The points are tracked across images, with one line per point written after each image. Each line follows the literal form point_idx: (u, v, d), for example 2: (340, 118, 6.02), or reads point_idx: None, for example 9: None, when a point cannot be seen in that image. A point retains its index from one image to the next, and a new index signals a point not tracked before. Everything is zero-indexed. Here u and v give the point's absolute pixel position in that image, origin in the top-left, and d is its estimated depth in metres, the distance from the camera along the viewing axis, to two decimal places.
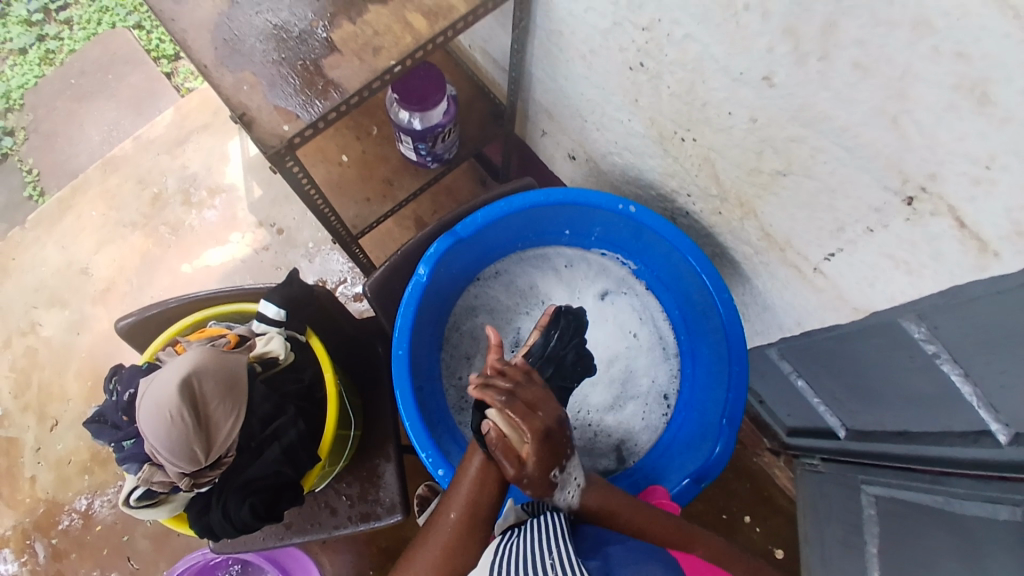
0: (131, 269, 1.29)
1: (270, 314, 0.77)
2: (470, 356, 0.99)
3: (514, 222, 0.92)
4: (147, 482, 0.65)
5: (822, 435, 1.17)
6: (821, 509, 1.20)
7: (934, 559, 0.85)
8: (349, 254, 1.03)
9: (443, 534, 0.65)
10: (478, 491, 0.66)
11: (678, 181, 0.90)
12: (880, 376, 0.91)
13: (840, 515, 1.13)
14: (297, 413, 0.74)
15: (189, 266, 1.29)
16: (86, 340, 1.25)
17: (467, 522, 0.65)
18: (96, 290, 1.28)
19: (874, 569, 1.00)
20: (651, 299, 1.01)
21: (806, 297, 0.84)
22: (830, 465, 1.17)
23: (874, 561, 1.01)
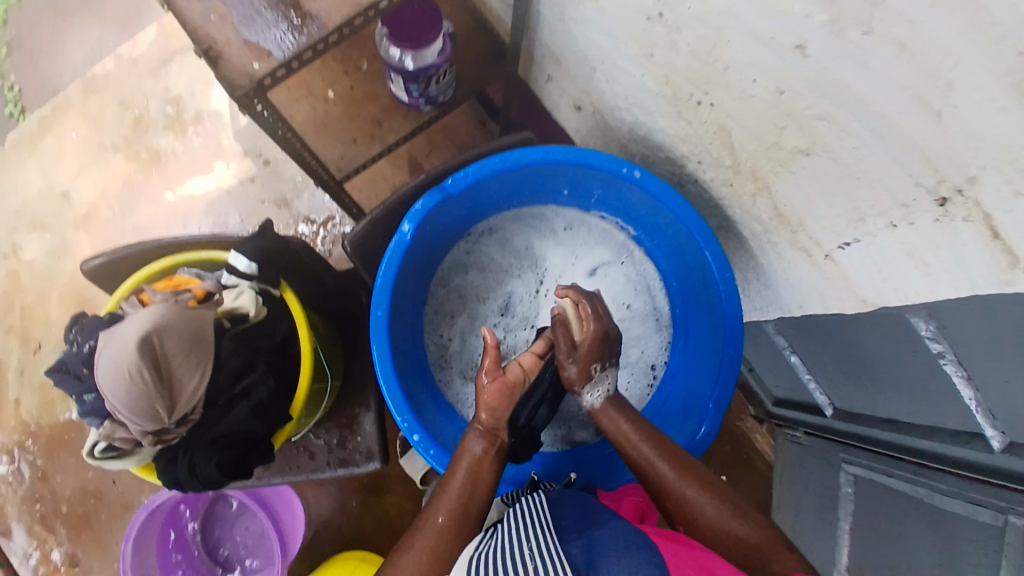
0: (113, 195, 1.24)
1: (240, 266, 0.73)
2: (455, 313, 0.97)
3: (509, 179, 0.86)
4: (108, 438, 0.63)
5: (807, 409, 1.15)
6: (797, 479, 1.20)
7: (911, 549, 0.87)
8: (322, 187, 0.96)
9: (435, 524, 0.62)
10: (469, 494, 0.66)
11: (690, 147, 0.83)
12: (878, 366, 0.88)
13: (815, 487, 1.14)
14: (268, 371, 0.72)
15: (172, 194, 1.24)
16: (69, 266, 1.22)
17: (455, 523, 0.63)
18: (77, 215, 1.24)
19: (843, 545, 1.02)
20: (645, 268, 0.97)
21: (811, 282, 0.79)
22: (811, 439, 1.15)
23: (845, 537, 1.02)
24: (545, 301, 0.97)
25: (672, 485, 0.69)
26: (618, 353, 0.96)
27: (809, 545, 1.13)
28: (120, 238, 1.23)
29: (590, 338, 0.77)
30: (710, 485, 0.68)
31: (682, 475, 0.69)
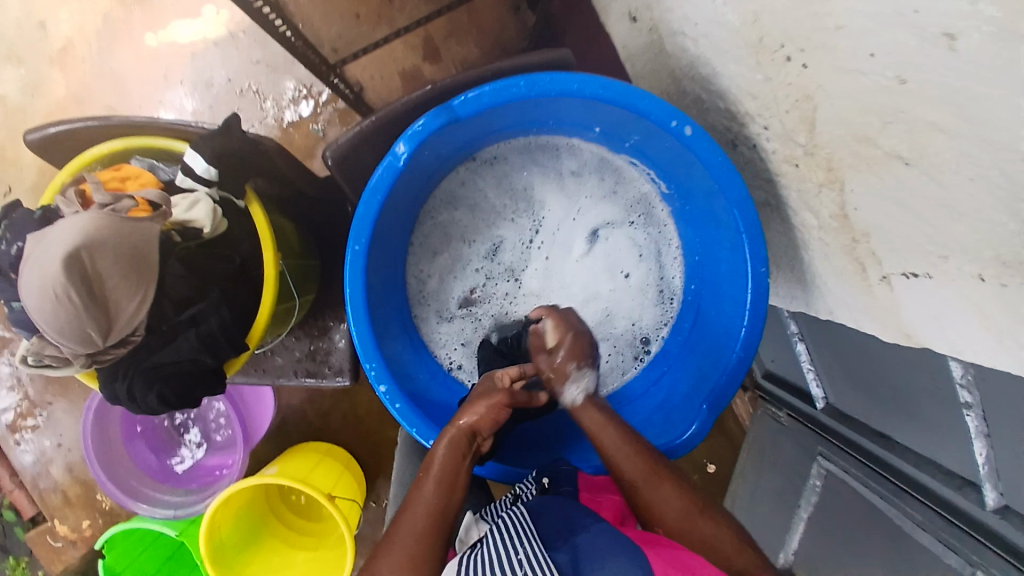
0: (92, 29, 1.07)
1: (197, 169, 0.62)
2: (438, 252, 0.88)
3: (528, 108, 0.72)
4: (38, 353, 0.56)
5: (799, 393, 1.09)
6: (766, 453, 1.18)
7: (866, 564, 0.86)
8: (307, 64, 0.82)
9: (411, 529, 0.60)
10: (444, 498, 0.63)
11: (759, 107, 0.68)
12: (891, 386, 0.81)
13: (782, 467, 1.11)
14: (222, 299, 0.64)
15: (153, 38, 1.07)
16: (41, 107, 1.08)
17: (433, 529, 0.60)
18: (53, 50, 1.07)
19: (797, 532, 1.02)
20: (661, 230, 0.86)
21: (856, 296, 0.69)
22: (792, 422, 1.10)
23: (801, 524, 1.02)
24: (535, 254, 0.88)
25: (638, 476, 0.66)
26: (606, 323, 0.88)
27: (763, 519, 1.13)
28: (94, 81, 1.07)
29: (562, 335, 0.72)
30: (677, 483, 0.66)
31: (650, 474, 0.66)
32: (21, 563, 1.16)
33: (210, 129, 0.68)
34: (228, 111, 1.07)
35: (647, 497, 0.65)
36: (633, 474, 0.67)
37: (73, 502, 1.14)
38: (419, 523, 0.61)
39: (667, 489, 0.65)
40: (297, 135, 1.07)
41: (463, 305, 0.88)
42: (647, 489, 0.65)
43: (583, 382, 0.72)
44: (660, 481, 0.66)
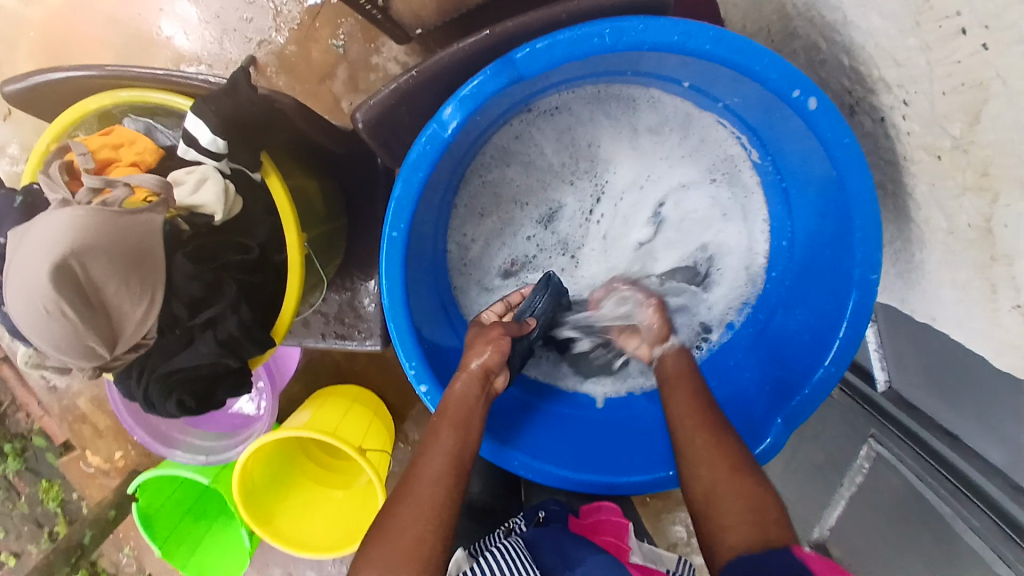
0: None
1: (203, 141, 0.51)
2: (486, 214, 0.77)
3: (616, 59, 0.59)
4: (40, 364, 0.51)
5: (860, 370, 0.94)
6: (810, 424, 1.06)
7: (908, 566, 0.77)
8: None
9: (430, 471, 0.55)
10: (462, 440, 0.58)
11: (900, 77, 0.55)
12: (988, 393, 0.66)
13: (826, 441, 0.98)
14: (240, 296, 0.56)
15: None
16: (34, 15, 0.93)
17: (452, 474, 0.55)
18: None
19: (835, 511, 0.92)
20: (747, 200, 0.75)
21: (973, 316, 0.57)
22: (843, 397, 0.96)
23: (841, 504, 0.91)
24: (598, 227, 0.78)
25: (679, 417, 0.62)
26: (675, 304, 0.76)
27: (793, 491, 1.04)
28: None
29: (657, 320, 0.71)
30: (719, 433, 0.59)
31: (695, 417, 0.61)
32: (54, 485, 1.17)
33: (218, 84, 0.58)
34: (236, 21, 0.91)
35: (688, 439, 0.60)
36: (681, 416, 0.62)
37: (103, 433, 1.15)
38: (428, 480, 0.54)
39: (701, 436, 0.59)
40: (314, 51, 0.91)
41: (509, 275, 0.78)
42: (688, 434, 0.60)
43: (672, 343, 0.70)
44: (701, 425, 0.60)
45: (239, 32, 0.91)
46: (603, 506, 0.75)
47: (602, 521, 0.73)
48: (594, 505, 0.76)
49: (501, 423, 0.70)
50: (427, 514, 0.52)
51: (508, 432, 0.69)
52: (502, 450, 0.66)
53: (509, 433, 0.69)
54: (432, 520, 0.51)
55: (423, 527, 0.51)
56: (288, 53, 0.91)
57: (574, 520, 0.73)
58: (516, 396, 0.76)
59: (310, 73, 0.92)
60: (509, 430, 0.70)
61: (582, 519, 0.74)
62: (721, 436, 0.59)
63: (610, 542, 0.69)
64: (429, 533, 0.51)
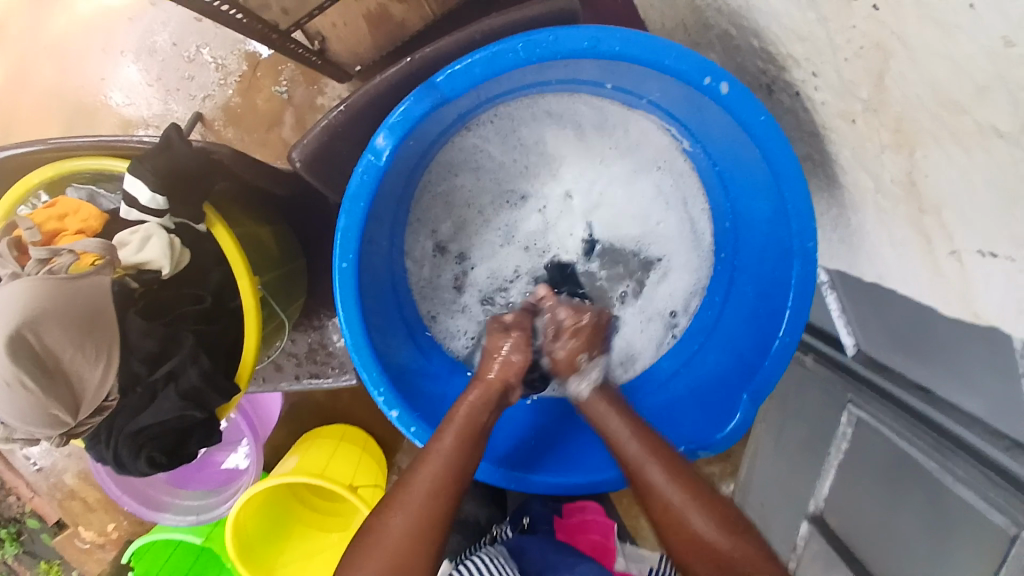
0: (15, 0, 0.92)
1: (143, 199, 0.53)
2: (439, 223, 0.78)
3: (535, 70, 0.61)
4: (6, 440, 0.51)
5: (829, 339, 0.96)
6: (792, 398, 1.07)
7: (899, 522, 0.77)
8: (259, 38, 0.71)
9: (428, 472, 0.59)
10: (466, 443, 0.61)
11: (807, 51, 0.58)
12: (940, 339, 0.69)
13: (807, 414, 1.00)
14: (199, 344, 0.57)
15: (84, 4, 0.91)
16: None
17: (452, 475, 0.59)
18: None
19: (826, 482, 0.92)
20: (685, 185, 0.77)
21: (914, 267, 0.59)
22: (818, 366, 0.97)
23: (831, 473, 0.91)
24: (550, 226, 0.80)
25: (636, 460, 0.63)
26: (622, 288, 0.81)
27: (788, 471, 1.04)
28: (26, 59, 0.93)
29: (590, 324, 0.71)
30: (673, 466, 0.62)
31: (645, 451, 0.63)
32: (54, 565, 1.17)
33: (154, 143, 0.60)
34: (179, 80, 0.92)
35: (642, 475, 0.62)
36: (630, 452, 0.64)
37: (93, 507, 1.13)
38: (422, 490, 0.58)
39: (656, 470, 0.62)
40: (258, 100, 0.93)
41: (457, 284, 0.80)
42: (640, 469, 0.63)
43: (592, 376, 0.70)
44: (655, 460, 0.62)
45: (183, 90, 0.93)
46: (586, 505, 0.79)
47: (588, 520, 0.78)
48: (579, 505, 0.80)
49: (515, 455, 0.72)
50: (421, 513, 0.57)
51: (521, 460, 0.72)
52: (522, 477, 0.69)
53: (523, 461, 0.72)
54: (418, 520, 0.56)
55: (414, 524, 0.56)
56: (234, 105, 0.93)
57: (561, 522, 0.77)
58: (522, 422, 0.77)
59: (257, 121, 0.93)
60: (523, 458, 0.72)
61: (567, 519, 0.78)
62: (679, 470, 0.62)
63: (595, 541, 0.75)
64: (419, 529, 0.56)
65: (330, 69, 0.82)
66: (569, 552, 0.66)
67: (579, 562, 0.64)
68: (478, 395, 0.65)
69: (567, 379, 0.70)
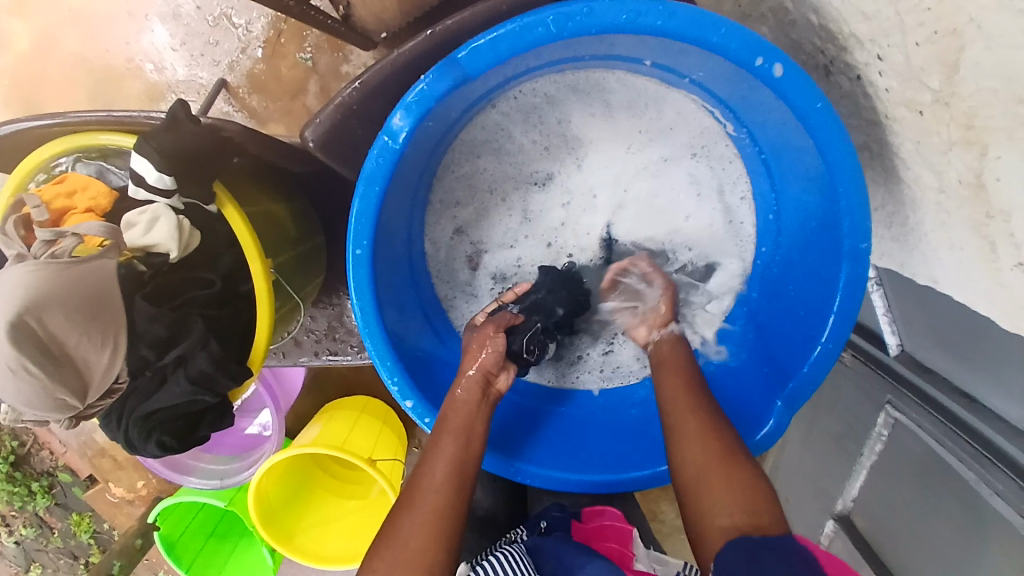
0: None
1: (149, 179, 0.51)
2: (462, 204, 0.75)
3: (565, 46, 0.56)
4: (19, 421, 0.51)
5: (870, 336, 0.90)
6: (825, 393, 1.02)
7: (933, 535, 0.73)
8: (277, 7, 0.68)
9: (431, 487, 0.55)
10: (464, 447, 0.58)
11: (873, 32, 0.51)
12: (995, 344, 0.63)
13: (841, 410, 0.95)
14: (209, 328, 0.55)
15: None
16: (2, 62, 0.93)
17: (455, 481, 0.56)
18: None
19: (857, 483, 0.88)
20: (726, 170, 0.72)
21: (976, 275, 0.53)
22: (856, 363, 0.92)
23: (863, 474, 0.87)
24: (576, 208, 0.76)
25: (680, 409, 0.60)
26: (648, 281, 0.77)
27: (816, 469, 1.00)
28: (50, 22, 0.91)
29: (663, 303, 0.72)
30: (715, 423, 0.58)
31: (690, 403, 0.60)
32: (85, 518, 1.22)
33: (165, 118, 0.57)
34: (203, 45, 0.89)
35: (679, 425, 0.59)
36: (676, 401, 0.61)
37: (124, 465, 1.16)
38: (431, 496, 0.54)
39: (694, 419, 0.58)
40: (282, 67, 0.89)
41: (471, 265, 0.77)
42: (680, 420, 0.59)
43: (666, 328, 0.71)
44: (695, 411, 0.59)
45: (207, 56, 0.90)
46: (605, 511, 0.75)
47: (606, 527, 0.72)
48: (596, 508, 0.75)
49: (504, 434, 0.70)
50: (431, 520, 0.53)
51: (512, 443, 0.69)
52: (525, 467, 0.66)
53: (516, 445, 0.69)
54: (433, 528, 0.52)
55: (424, 535, 0.52)
56: (258, 72, 0.90)
57: (577, 525, 0.73)
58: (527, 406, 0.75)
59: (281, 90, 0.90)
60: (518, 442, 0.69)
61: (584, 523, 0.73)
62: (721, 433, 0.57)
63: (614, 549, 0.69)
64: (431, 540, 0.52)
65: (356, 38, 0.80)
66: (583, 549, 0.63)
67: (589, 560, 0.61)
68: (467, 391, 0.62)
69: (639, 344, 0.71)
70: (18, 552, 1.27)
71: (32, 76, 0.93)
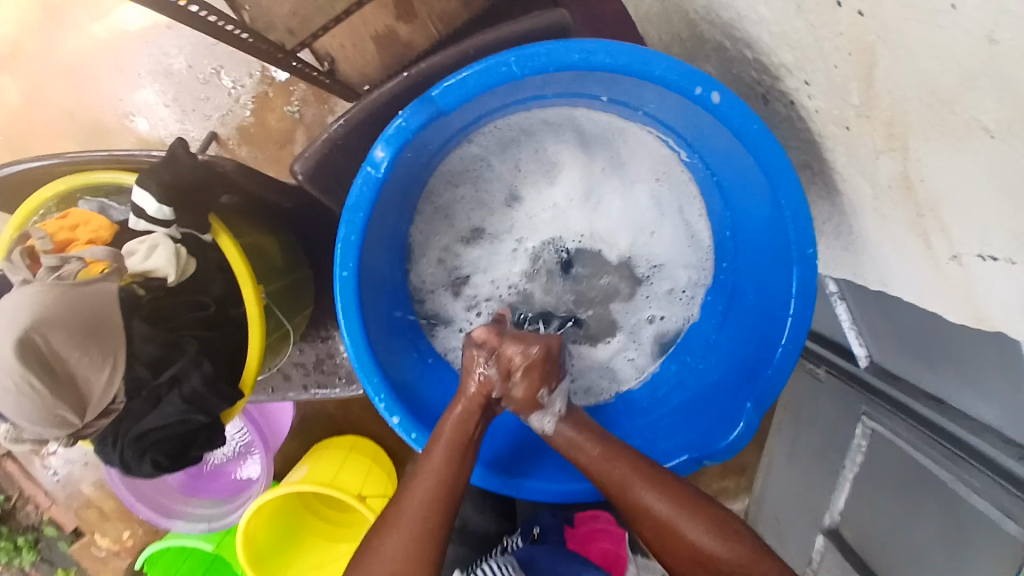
0: (40, 30, 0.96)
1: (149, 210, 0.56)
2: (442, 231, 0.80)
3: (530, 82, 0.62)
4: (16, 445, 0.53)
5: (838, 350, 0.94)
6: (803, 412, 1.05)
7: (916, 537, 0.74)
8: (267, 59, 0.75)
9: (416, 503, 0.58)
10: (455, 467, 0.61)
11: (798, 60, 0.58)
12: (946, 342, 0.67)
13: (821, 426, 0.98)
14: (202, 350, 0.58)
15: (103, 30, 0.95)
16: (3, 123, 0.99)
17: (439, 498, 0.59)
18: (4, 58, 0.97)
19: (841, 495, 0.90)
20: (685, 192, 0.77)
21: (919, 271, 0.58)
22: (831, 378, 0.95)
23: (846, 486, 0.89)
24: (549, 226, 0.82)
25: (630, 487, 0.60)
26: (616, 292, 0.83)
27: (802, 487, 1.01)
28: (50, 85, 0.97)
29: (529, 364, 0.62)
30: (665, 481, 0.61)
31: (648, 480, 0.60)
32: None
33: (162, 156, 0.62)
34: (194, 101, 0.96)
35: (636, 499, 0.60)
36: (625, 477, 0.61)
37: (109, 516, 1.15)
38: (415, 514, 0.58)
39: (647, 490, 0.60)
40: (271, 119, 0.96)
41: (454, 285, 0.82)
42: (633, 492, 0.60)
43: (556, 408, 0.64)
44: (648, 481, 0.60)
45: (198, 111, 0.96)
46: (598, 515, 0.76)
47: (599, 530, 0.74)
48: (590, 514, 0.77)
49: (505, 460, 0.72)
50: (411, 543, 0.56)
51: (514, 467, 0.71)
52: (513, 482, 0.68)
53: (518, 468, 0.71)
54: (412, 547, 0.56)
55: (409, 551, 0.56)
56: (248, 125, 0.96)
57: (570, 530, 0.74)
58: None
59: (269, 140, 0.96)
60: (511, 462, 0.71)
61: (577, 528, 0.75)
62: (673, 486, 0.61)
63: (607, 551, 0.71)
64: (415, 556, 0.56)
65: (341, 88, 0.84)
66: (572, 559, 0.64)
67: (585, 569, 0.62)
68: (460, 412, 0.63)
69: (528, 415, 0.65)
70: None
71: (34, 134, 0.99)
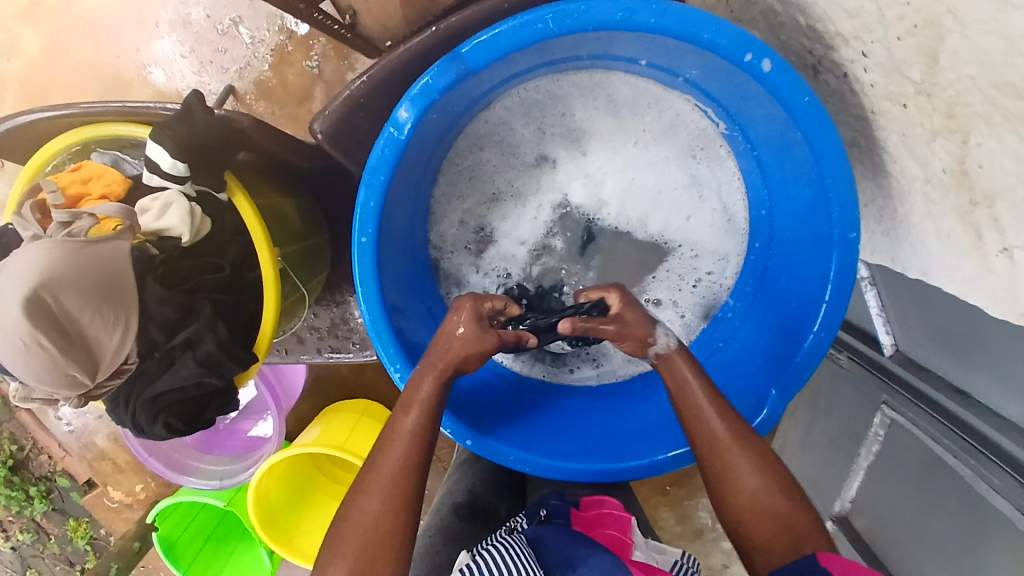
0: None
1: (164, 166, 0.54)
2: (465, 196, 0.77)
3: (565, 41, 0.58)
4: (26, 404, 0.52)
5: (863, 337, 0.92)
6: (822, 398, 1.02)
7: (930, 532, 0.73)
8: (285, 8, 0.69)
9: (392, 465, 0.56)
10: (429, 421, 0.58)
11: (857, 29, 0.54)
12: (985, 337, 0.64)
13: (840, 413, 0.95)
14: (216, 314, 0.56)
15: None
16: (17, 70, 0.96)
17: (419, 456, 0.57)
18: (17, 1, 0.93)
19: (855, 482, 0.88)
20: (720, 167, 0.74)
21: (962, 263, 0.54)
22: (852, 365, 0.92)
23: (861, 474, 0.87)
24: (578, 198, 0.78)
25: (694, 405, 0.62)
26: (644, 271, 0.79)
27: (815, 472, 1.00)
28: (63, 32, 0.94)
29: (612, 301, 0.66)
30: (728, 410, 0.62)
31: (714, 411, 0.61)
32: (82, 523, 1.22)
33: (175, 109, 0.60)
34: (212, 52, 0.92)
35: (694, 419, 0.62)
36: (714, 426, 0.60)
37: (123, 468, 1.16)
38: (392, 476, 0.56)
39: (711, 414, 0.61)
40: (290, 75, 0.92)
41: (476, 252, 0.79)
42: (723, 455, 0.59)
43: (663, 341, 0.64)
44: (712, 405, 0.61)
45: (215, 63, 0.93)
46: (604, 500, 0.74)
47: (605, 514, 0.72)
48: (596, 499, 0.76)
49: (492, 423, 0.70)
50: (393, 494, 0.55)
51: (501, 431, 0.70)
52: (522, 455, 0.66)
53: (513, 435, 0.69)
54: (389, 505, 0.55)
55: (386, 510, 0.55)
56: (266, 79, 0.93)
57: (577, 514, 0.72)
58: (528, 402, 0.76)
59: (288, 96, 0.93)
60: (521, 436, 0.70)
61: (583, 512, 0.73)
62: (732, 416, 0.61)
63: (613, 536, 0.68)
64: (394, 513, 0.55)
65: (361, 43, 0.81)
66: (583, 540, 0.63)
67: (592, 553, 0.60)
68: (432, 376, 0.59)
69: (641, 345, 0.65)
70: (12, 558, 1.27)
71: (47, 83, 0.96)
